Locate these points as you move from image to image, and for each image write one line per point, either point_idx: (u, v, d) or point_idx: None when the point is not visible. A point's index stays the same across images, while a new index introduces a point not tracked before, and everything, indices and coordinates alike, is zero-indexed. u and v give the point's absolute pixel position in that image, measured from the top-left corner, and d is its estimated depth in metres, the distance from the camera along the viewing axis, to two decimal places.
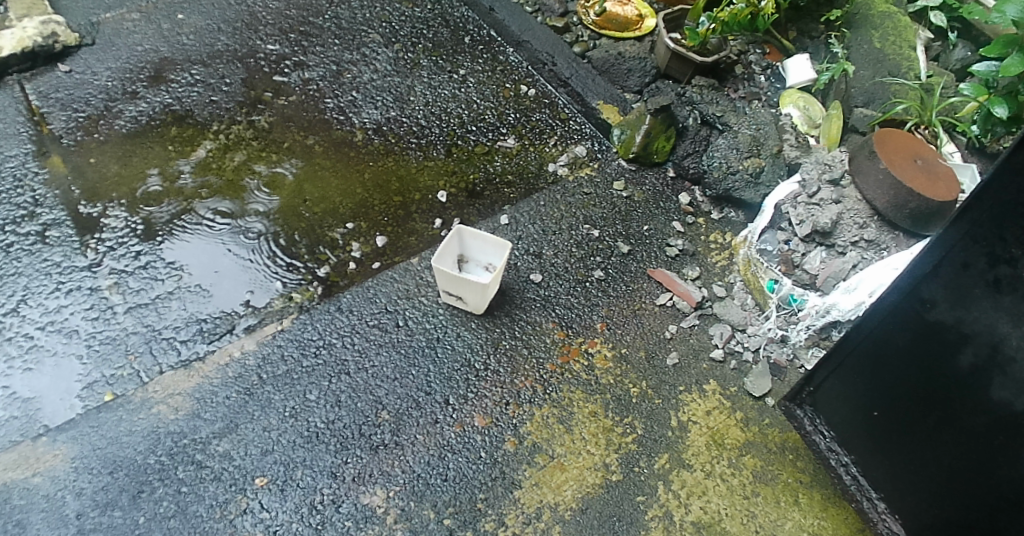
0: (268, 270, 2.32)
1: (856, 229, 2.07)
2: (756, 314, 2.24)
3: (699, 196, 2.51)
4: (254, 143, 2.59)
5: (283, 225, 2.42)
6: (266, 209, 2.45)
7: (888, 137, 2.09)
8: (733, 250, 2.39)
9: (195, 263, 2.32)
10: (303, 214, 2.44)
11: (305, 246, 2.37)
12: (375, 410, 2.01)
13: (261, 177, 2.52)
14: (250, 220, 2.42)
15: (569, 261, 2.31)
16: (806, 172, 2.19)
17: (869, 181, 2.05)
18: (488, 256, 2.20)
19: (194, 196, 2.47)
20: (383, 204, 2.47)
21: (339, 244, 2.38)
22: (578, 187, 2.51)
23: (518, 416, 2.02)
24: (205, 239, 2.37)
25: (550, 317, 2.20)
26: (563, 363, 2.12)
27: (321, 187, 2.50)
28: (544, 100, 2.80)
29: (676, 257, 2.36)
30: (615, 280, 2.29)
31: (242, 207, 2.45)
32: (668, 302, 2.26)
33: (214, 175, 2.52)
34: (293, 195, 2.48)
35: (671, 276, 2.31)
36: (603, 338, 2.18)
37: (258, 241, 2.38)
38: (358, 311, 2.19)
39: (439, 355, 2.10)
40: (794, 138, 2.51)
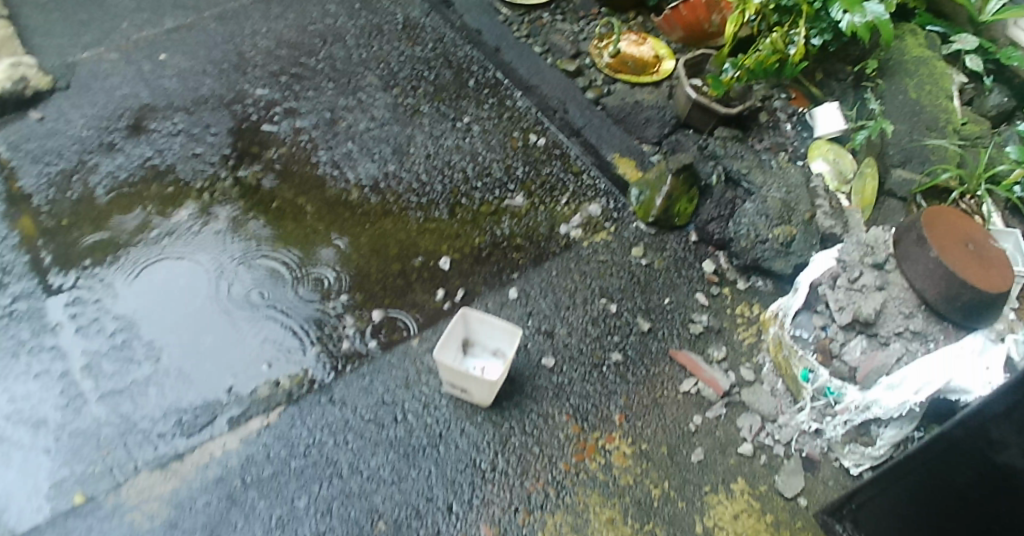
0: (258, 349, 2.14)
1: (901, 319, 1.88)
2: (789, 406, 2.03)
3: (725, 263, 2.32)
4: (243, 203, 2.41)
5: (274, 296, 2.24)
6: (256, 278, 2.27)
7: (932, 221, 1.87)
8: (762, 327, 2.19)
9: (178, 342, 2.13)
10: (296, 283, 2.26)
11: (298, 320, 2.19)
12: (370, 519, 1.82)
13: (251, 240, 2.34)
14: (238, 290, 2.24)
15: (584, 341, 2.12)
16: (846, 251, 1.98)
17: (917, 269, 1.84)
18: (496, 342, 2.01)
19: (178, 262, 2.28)
20: (380, 272, 2.28)
21: (332, 318, 2.19)
22: (593, 254, 2.31)
23: (528, 525, 1.83)
24: (189, 313, 2.19)
25: (563, 408, 2.01)
26: (577, 462, 1.93)
27: (314, 254, 2.32)
28: (555, 151, 2.60)
29: (700, 335, 2.16)
30: (635, 363, 2.10)
31: (230, 275, 2.27)
32: (693, 388, 2.07)
33: (201, 238, 2.34)
34: (285, 262, 2.30)
35: (695, 358, 2.11)
36: (621, 431, 1.99)
37: (247, 315, 2.20)
38: (352, 404, 2.01)
39: (442, 455, 1.92)
40: (827, 202, 2.31)
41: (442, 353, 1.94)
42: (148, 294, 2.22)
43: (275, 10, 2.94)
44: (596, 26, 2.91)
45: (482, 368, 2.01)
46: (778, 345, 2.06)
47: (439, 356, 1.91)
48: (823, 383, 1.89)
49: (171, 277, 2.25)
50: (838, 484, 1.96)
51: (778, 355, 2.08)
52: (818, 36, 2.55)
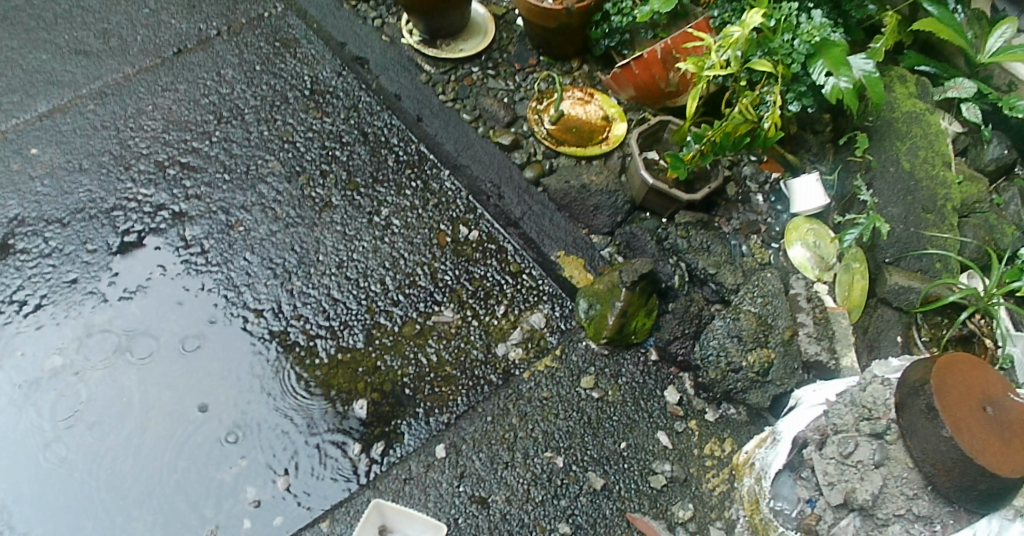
0: (163, 521, 1.77)
1: (903, 500, 1.58)
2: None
3: (688, 383, 2.07)
4: (141, 331, 2.04)
5: (181, 448, 1.87)
6: (154, 432, 1.89)
7: (943, 387, 1.51)
8: (735, 472, 1.91)
9: (65, 522, 1.76)
10: (203, 432, 1.90)
11: (206, 481, 1.83)
12: None
13: (154, 377, 1.97)
14: (136, 446, 1.87)
15: (525, 510, 1.81)
16: (835, 412, 1.72)
17: (927, 447, 1.51)
18: (420, 532, 1.68)
19: (61, 415, 1.89)
20: (289, 417, 1.93)
21: (245, 476, 1.84)
22: (535, 388, 2.01)
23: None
24: (76, 482, 1.81)
25: None
26: None
27: (228, 391, 1.96)
28: (489, 245, 2.27)
29: (664, 488, 1.88)
30: (583, 532, 1.79)
31: (128, 426, 1.89)
32: None
33: (88, 381, 1.95)
34: (194, 402, 1.94)
35: (652, 521, 1.81)
36: None
37: (148, 477, 1.83)
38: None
39: None
40: (810, 317, 2.02)
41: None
42: (22, 464, 1.82)
43: (163, 80, 2.50)
44: (535, 81, 2.54)
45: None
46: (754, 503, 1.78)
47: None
48: None
49: (55, 434, 1.87)
50: None
51: (754, 516, 1.79)
52: (796, 100, 2.16)
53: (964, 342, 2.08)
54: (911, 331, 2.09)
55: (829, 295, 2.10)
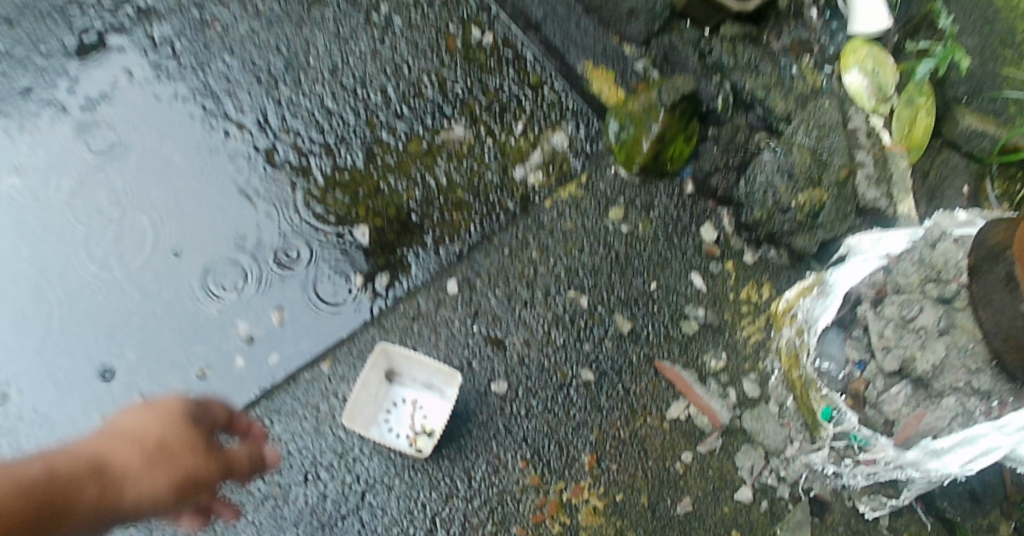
0: (157, 358, 1.60)
1: (964, 372, 1.45)
2: (808, 447, 1.62)
3: (726, 220, 1.84)
4: (114, 149, 1.74)
5: (170, 280, 1.66)
6: (131, 261, 1.67)
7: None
8: (773, 321, 1.75)
9: (49, 359, 1.59)
10: (186, 262, 1.67)
11: (194, 315, 1.64)
12: None
13: (135, 201, 1.71)
14: (112, 277, 1.65)
15: (544, 353, 1.62)
16: (901, 271, 1.54)
17: (1000, 319, 1.37)
18: (430, 375, 1.53)
19: (23, 242, 1.66)
20: (286, 245, 1.70)
21: (236, 309, 1.64)
22: (558, 218, 1.77)
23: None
24: (49, 315, 1.61)
25: (518, 451, 1.53)
26: (536, 525, 1.48)
27: (217, 216, 1.71)
28: (507, 53, 1.91)
29: (695, 334, 1.70)
30: (608, 379, 1.62)
31: (109, 256, 1.67)
32: (684, 415, 1.62)
33: (50, 203, 1.69)
34: (181, 229, 1.70)
35: (681, 372, 1.65)
36: (593, 479, 1.53)
37: (138, 312, 1.63)
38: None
39: (367, 524, 1.46)
40: (870, 156, 1.76)
41: (353, 408, 1.47)
42: None
43: None
44: None
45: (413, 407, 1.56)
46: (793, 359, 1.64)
47: (353, 419, 1.47)
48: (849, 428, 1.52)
49: (20, 264, 1.64)
50: (852, 530, 1.59)
51: (791, 371, 1.65)
52: None
53: None
54: (983, 183, 1.83)
55: (886, 129, 1.82)
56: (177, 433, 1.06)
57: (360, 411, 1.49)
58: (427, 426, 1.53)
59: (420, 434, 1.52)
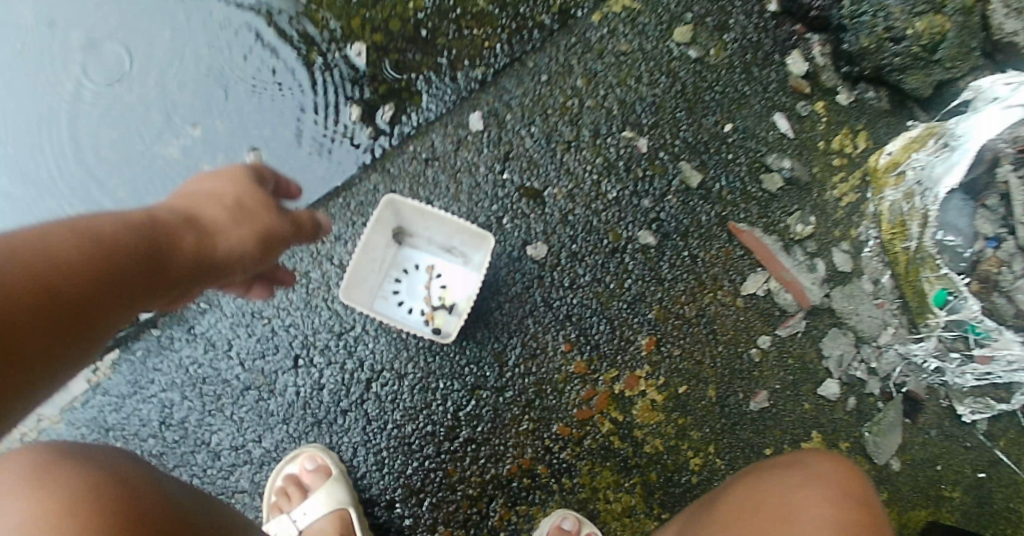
0: None
1: None
2: (906, 334, 1.35)
3: (817, 50, 1.38)
4: None
5: (126, 110, 1.26)
6: (61, 94, 1.25)
7: None
8: (871, 180, 1.39)
9: None
10: (134, 94, 1.26)
11: (153, 165, 1.26)
12: (274, 511, 1.14)
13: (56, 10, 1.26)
14: (39, 116, 1.25)
15: (592, 212, 1.24)
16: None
17: None
18: (453, 236, 1.17)
19: None
20: (264, 75, 1.26)
21: (206, 154, 1.26)
22: (609, 36, 1.31)
23: (520, 519, 1.17)
24: None
25: (561, 332, 1.20)
26: (581, 422, 1.19)
27: (174, 28, 1.27)
28: None
29: (779, 192, 1.34)
30: (672, 244, 1.26)
31: (37, 87, 1.25)
32: (762, 290, 1.30)
33: None
34: (127, 46, 1.27)
35: (762, 238, 1.30)
36: (652, 368, 1.22)
37: (83, 160, 1.25)
38: (224, 341, 1.18)
39: (375, 416, 1.17)
40: None
41: (351, 277, 1.12)
42: None
43: None
44: None
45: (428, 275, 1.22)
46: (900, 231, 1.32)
47: (350, 291, 1.12)
48: (965, 318, 1.25)
49: None
50: (945, 433, 1.35)
51: (894, 243, 1.35)
52: None
53: None
54: None
55: None
56: (255, 190, 0.92)
57: (359, 280, 1.14)
58: (448, 300, 1.20)
59: (438, 309, 1.20)
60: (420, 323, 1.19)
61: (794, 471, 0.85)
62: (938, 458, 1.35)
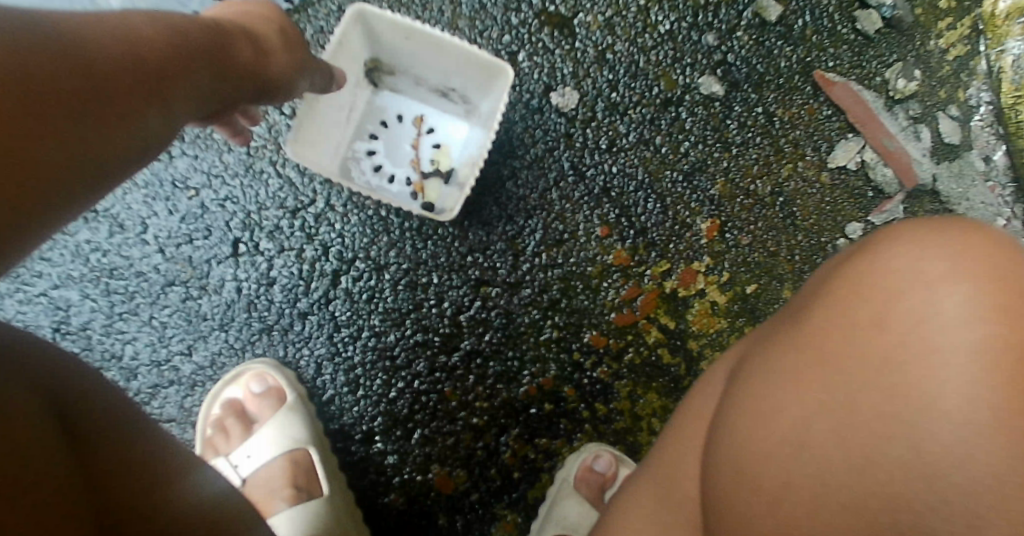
0: None
1: None
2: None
3: None
4: None
5: None
6: None
7: None
8: (983, 29, 1.07)
9: None
10: None
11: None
12: (207, 448, 0.84)
13: None
14: None
15: (637, 49, 0.92)
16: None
17: None
18: (450, 73, 0.86)
19: None
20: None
21: None
22: None
23: (539, 456, 0.89)
24: None
25: (595, 210, 0.90)
26: (621, 331, 0.90)
27: None
28: None
29: (876, 37, 1.04)
30: (741, 97, 0.94)
31: None
32: (855, 163, 0.98)
33: None
34: None
35: (860, 93, 0.98)
36: (713, 260, 0.92)
37: None
38: (137, 222, 0.86)
39: (345, 322, 0.87)
40: None
41: (309, 120, 0.81)
42: None
43: None
44: None
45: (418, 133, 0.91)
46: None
47: (308, 141, 0.81)
48: None
49: None
50: None
51: (1016, 111, 1.04)
52: None
53: None
54: None
55: None
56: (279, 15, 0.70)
57: (321, 129, 0.83)
58: (444, 166, 0.89)
59: (429, 178, 0.89)
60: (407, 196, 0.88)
61: (923, 255, 0.48)
62: None
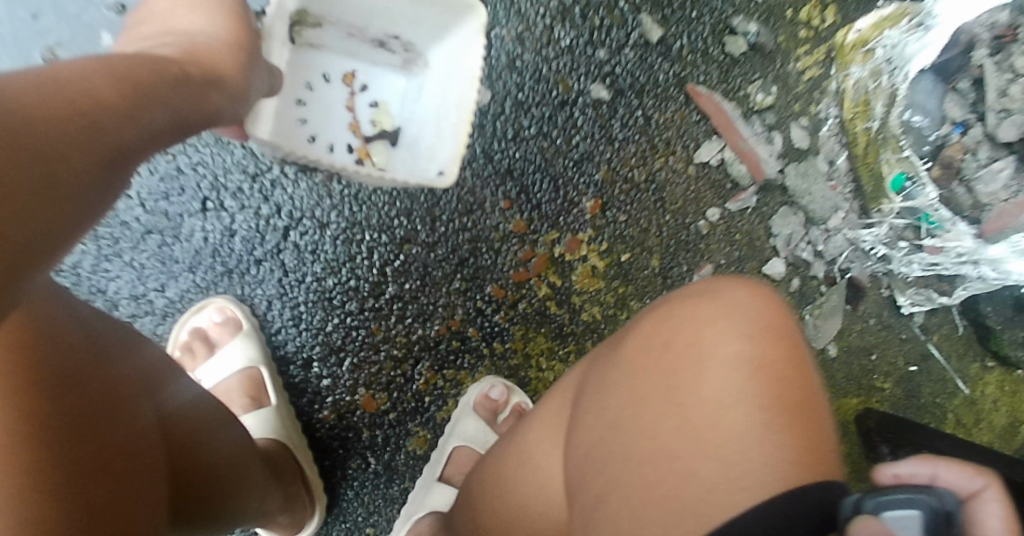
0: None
1: None
2: (855, 220, 1.31)
3: None
4: None
5: None
6: None
7: None
8: (834, 56, 1.30)
9: None
10: None
11: None
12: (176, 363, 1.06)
13: None
14: None
15: (541, 58, 1.14)
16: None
17: None
18: (394, 23, 1.05)
19: None
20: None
21: None
22: None
23: (446, 384, 1.11)
24: None
25: (500, 187, 1.11)
26: (516, 286, 1.12)
27: None
28: None
29: (742, 57, 1.26)
30: (625, 102, 1.17)
31: None
32: (716, 160, 1.23)
33: None
34: None
35: (719, 103, 1.23)
36: (594, 232, 1.15)
37: None
38: None
39: (292, 269, 1.07)
40: None
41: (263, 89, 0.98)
42: None
43: None
44: None
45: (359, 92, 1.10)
46: (863, 109, 1.29)
47: (257, 116, 0.98)
48: (917, 201, 1.27)
49: None
50: (881, 323, 1.34)
51: (853, 123, 1.30)
52: None
53: None
54: None
55: None
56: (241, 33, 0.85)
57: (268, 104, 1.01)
58: (388, 127, 1.10)
59: (370, 140, 1.09)
60: (354, 161, 1.08)
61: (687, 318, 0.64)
62: (873, 348, 1.34)
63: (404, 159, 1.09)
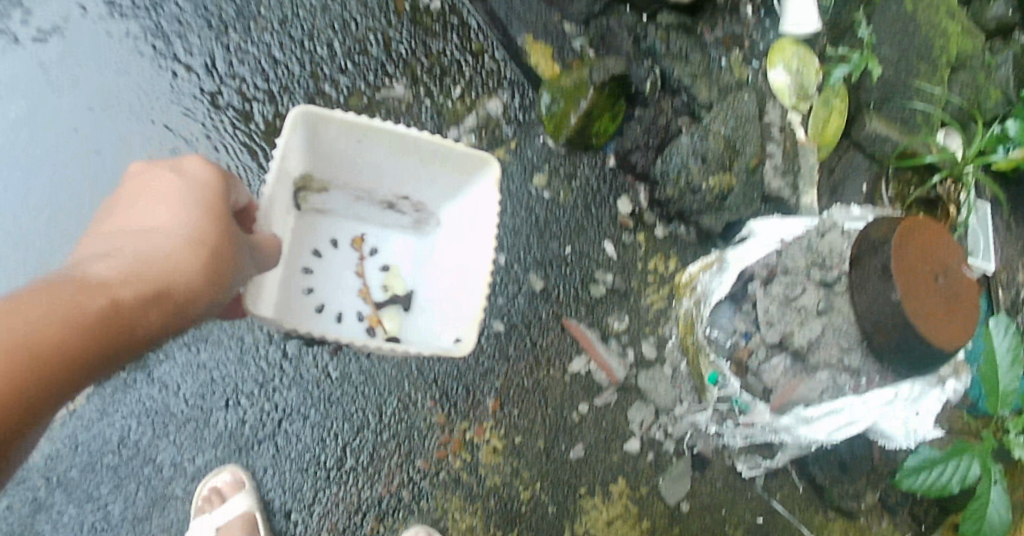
0: None
1: (838, 350, 1.57)
2: (693, 406, 1.79)
3: (642, 196, 1.92)
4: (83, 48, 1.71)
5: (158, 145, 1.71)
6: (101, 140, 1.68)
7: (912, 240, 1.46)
8: (675, 292, 1.88)
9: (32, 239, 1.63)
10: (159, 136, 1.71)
11: None
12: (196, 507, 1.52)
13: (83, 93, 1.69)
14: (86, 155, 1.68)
15: None
16: (789, 256, 1.64)
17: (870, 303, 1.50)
18: (402, 186, 1.57)
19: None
20: None
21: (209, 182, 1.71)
22: None
23: (385, 531, 1.61)
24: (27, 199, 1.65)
25: (428, 391, 1.66)
26: (439, 460, 1.65)
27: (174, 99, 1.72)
28: (451, 18, 1.89)
29: (605, 298, 1.84)
30: (517, 332, 1.76)
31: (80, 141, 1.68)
32: (584, 370, 1.78)
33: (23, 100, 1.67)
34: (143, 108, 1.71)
35: (584, 331, 1.80)
36: (495, 421, 1.70)
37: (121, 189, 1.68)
38: (175, 384, 1.56)
39: (283, 447, 1.59)
40: (780, 148, 1.83)
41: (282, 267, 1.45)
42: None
43: None
44: None
45: (371, 254, 1.63)
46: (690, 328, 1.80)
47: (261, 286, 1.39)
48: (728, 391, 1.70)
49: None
50: (727, 485, 1.80)
51: (686, 338, 1.82)
52: None
53: (927, 205, 1.92)
54: (877, 184, 1.90)
55: (802, 127, 1.85)
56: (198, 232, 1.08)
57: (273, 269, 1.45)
58: (396, 287, 1.62)
59: (377, 303, 1.61)
60: (365, 326, 1.59)
61: None
62: (721, 504, 1.79)
63: (402, 318, 1.60)
